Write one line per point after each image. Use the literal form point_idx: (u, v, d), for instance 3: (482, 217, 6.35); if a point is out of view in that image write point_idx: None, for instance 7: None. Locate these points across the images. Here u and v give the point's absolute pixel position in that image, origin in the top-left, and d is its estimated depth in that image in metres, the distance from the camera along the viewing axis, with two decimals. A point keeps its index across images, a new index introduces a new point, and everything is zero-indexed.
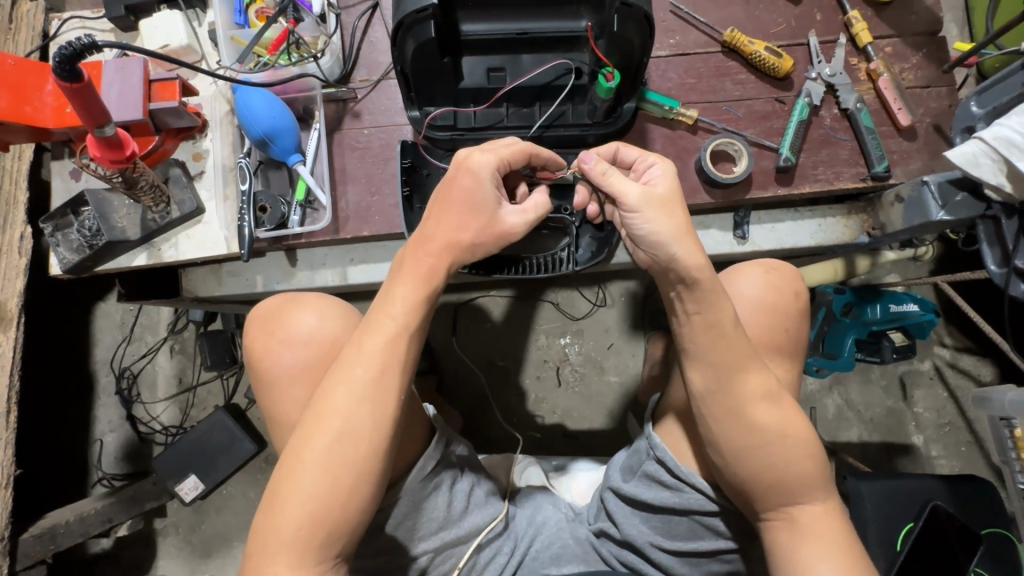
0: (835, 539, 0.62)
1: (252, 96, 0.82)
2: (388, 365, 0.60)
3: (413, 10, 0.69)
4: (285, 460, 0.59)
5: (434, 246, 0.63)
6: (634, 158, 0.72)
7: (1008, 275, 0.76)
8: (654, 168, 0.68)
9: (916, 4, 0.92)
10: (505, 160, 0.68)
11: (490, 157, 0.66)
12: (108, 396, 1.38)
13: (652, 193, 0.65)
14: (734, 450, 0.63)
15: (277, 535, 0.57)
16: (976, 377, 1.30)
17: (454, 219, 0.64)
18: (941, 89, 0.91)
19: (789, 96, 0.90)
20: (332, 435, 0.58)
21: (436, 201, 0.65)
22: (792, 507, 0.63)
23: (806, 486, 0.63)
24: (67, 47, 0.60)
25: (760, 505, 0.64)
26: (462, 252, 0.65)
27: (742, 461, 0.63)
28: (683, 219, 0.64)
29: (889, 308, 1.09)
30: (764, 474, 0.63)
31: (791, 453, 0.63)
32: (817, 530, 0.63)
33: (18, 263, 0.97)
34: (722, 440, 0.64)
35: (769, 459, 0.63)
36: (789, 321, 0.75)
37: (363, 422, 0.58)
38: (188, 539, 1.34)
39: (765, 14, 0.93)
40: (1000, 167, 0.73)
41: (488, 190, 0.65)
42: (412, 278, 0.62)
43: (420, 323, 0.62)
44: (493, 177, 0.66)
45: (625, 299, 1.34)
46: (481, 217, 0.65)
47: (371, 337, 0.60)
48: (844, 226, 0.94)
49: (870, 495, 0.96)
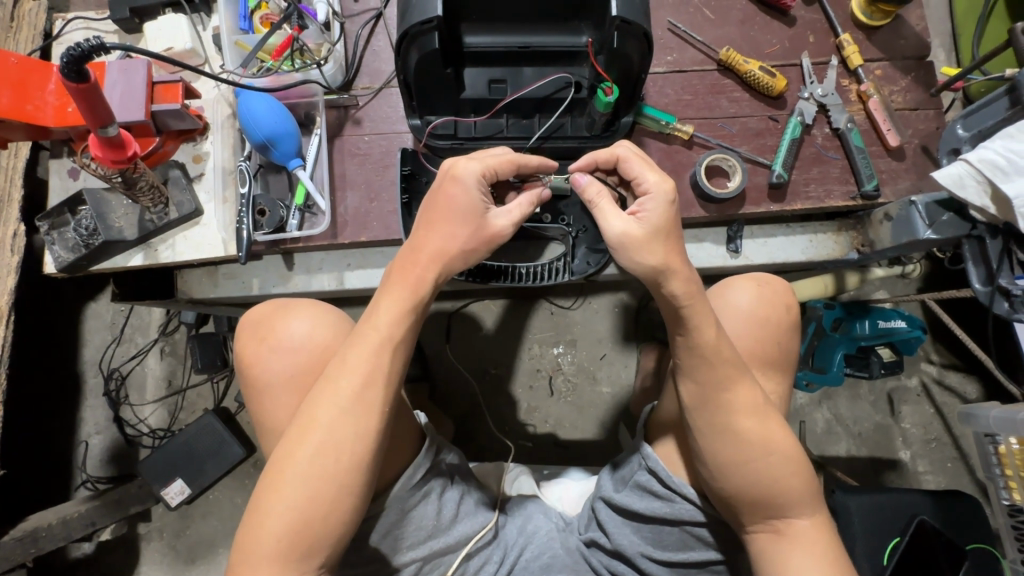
0: (821, 551, 0.63)
1: (254, 99, 0.83)
2: (373, 378, 0.60)
3: (419, 21, 0.71)
4: (268, 470, 0.59)
5: (420, 259, 0.64)
6: (637, 174, 0.68)
7: (992, 293, 0.78)
8: (647, 202, 0.66)
9: (905, 29, 0.95)
10: (492, 168, 0.67)
11: (477, 164, 0.66)
12: (95, 397, 1.37)
13: (635, 234, 0.64)
14: (720, 461, 0.64)
15: (257, 547, 0.57)
16: (961, 395, 1.32)
17: (442, 229, 0.64)
18: (929, 111, 0.93)
19: (782, 115, 0.92)
20: (315, 446, 0.58)
21: (425, 212, 0.66)
22: (779, 520, 0.64)
23: (794, 499, 0.64)
24: (75, 47, 0.60)
25: (745, 517, 0.65)
26: (452, 263, 0.65)
27: (728, 473, 0.64)
28: (665, 257, 0.64)
29: (878, 324, 1.12)
30: (750, 487, 0.64)
31: (775, 466, 0.64)
32: (804, 541, 0.64)
33: (10, 261, 0.95)
34: (707, 452, 0.65)
35: (754, 473, 0.64)
36: (779, 334, 0.77)
37: (346, 433, 0.59)
38: (172, 544, 1.32)
39: (759, 34, 0.95)
40: (985, 189, 0.75)
41: (476, 199, 0.65)
42: (399, 291, 0.63)
43: (406, 335, 0.63)
44: (480, 184, 0.66)
45: (616, 311, 1.35)
46: (470, 224, 0.65)
47: (357, 349, 0.61)
48: (835, 242, 0.95)
49: (857, 509, 0.97)
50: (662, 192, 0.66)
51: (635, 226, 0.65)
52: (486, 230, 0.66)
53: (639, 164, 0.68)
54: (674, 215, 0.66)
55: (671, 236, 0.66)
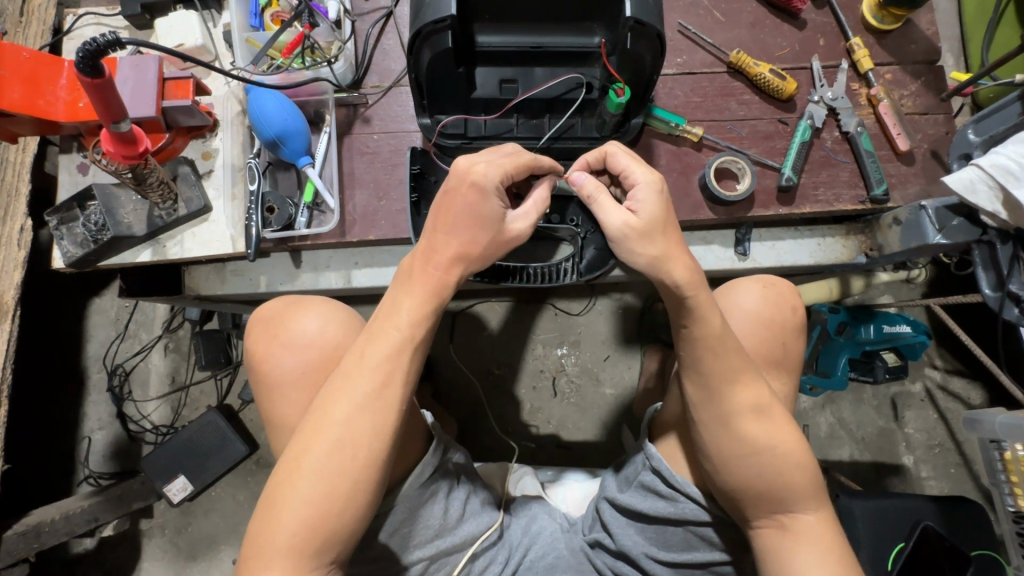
0: (829, 551, 0.62)
1: (267, 98, 0.82)
2: (391, 376, 0.60)
3: (432, 20, 0.71)
4: (283, 466, 0.59)
5: (437, 257, 0.64)
6: (625, 165, 0.69)
7: (1002, 299, 0.78)
8: (637, 192, 0.66)
9: (915, 33, 0.95)
10: (509, 173, 0.66)
11: (499, 171, 0.64)
12: (98, 393, 1.36)
13: (634, 225, 0.64)
14: (727, 457, 0.64)
15: (270, 543, 0.56)
16: (965, 400, 1.32)
17: (460, 230, 0.64)
18: (938, 116, 0.93)
19: (792, 118, 0.92)
20: (331, 443, 0.58)
21: (438, 211, 0.65)
22: (784, 514, 0.64)
23: (799, 496, 0.64)
24: (90, 42, 0.60)
25: (750, 511, 0.65)
26: (470, 264, 0.65)
27: (735, 469, 0.64)
28: (666, 247, 0.65)
29: (883, 328, 1.12)
30: (759, 485, 0.64)
31: (783, 463, 0.64)
32: (810, 539, 0.63)
33: (17, 255, 0.95)
34: (712, 449, 0.65)
35: (760, 468, 0.64)
36: (786, 336, 0.77)
37: (363, 431, 0.58)
38: (173, 541, 1.32)
39: (769, 37, 0.95)
40: (996, 194, 0.75)
41: (493, 205, 0.64)
42: (418, 290, 0.63)
43: (424, 335, 0.63)
44: (499, 191, 0.65)
45: (620, 312, 1.35)
46: (487, 225, 0.65)
47: (375, 347, 0.61)
48: (842, 246, 0.95)
49: (861, 513, 0.97)
50: (652, 180, 0.66)
51: (632, 217, 0.65)
52: (508, 235, 0.67)
53: (625, 157, 0.69)
54: (665, 203, 0.66)
55: (669, 227, 0.65)
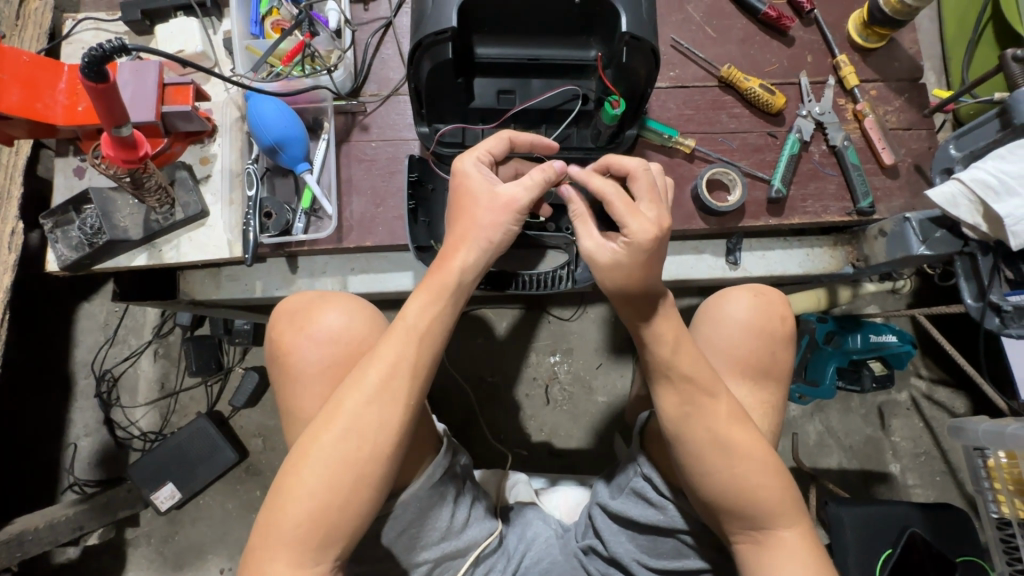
0: (808, 565, 0.63)
1: (265, 104, 0.84)
2: (400, 369, 0.61)
3: (433, 32, 0.72)
4: (292, 456, 0.59)
5: (451, 253, 0.65)
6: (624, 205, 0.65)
7: (983, 309, 0.81)
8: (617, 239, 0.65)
9: (899, 51, 0.98)
10: (484, 152, 0.70)
11: (470, 154, 0.70)
12: (85, 399, 1.35)
13: (599, 261, 0.66)
14: (702, 469, 0.65)
15: (276, 531, 0.57)
16: (950, 409, 1.35)
17: (467, 219, 0.67)
18: (922, 131, 0.96)
19: (781, 131, 0.95)
20: (340, 433, 0.58)
21: (455, 209, 0.68)
22: (761, 531, 0.65)
23: (772, 512, 0.64)
24: (96, 48, 0.60)
25: (728, 527, 0.66)
26: (478, 253, 0.66)
27: (707, 482, 0.65)
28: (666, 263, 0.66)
29: (869, 338, 1.14)
30: (734, 494, 0.64)
31: (752, 476, 0.65)
32: (789, 553, 0.64)
33: (6, 258, 0.94)
34: (686, 465, 0.66)
35: (733, 480, 0.64)
36: (774, 345, 0.78)
37: (370, 422, 0.59)
38: (159, 550, 1.30)
39: (759, 53, 0.98)
40: (977, 208, 0.78)
41: (472, 178, 0.68)
42: (430, 285, 0.64)
43: (435, 328, 0.63)
44: (478, 168, 0.69)
45: (612, 320, 1.37)
46: (486, 207, 0.66)
47: (387, 341, 0.62)
48: (830, 256, 0.97)
49: (849, 522, 0.99)
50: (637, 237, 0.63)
51: (602, 253, 0.66)
52: (501, 205, 0.66)
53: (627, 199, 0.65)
54: (650, 254, 0.64)
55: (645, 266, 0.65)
